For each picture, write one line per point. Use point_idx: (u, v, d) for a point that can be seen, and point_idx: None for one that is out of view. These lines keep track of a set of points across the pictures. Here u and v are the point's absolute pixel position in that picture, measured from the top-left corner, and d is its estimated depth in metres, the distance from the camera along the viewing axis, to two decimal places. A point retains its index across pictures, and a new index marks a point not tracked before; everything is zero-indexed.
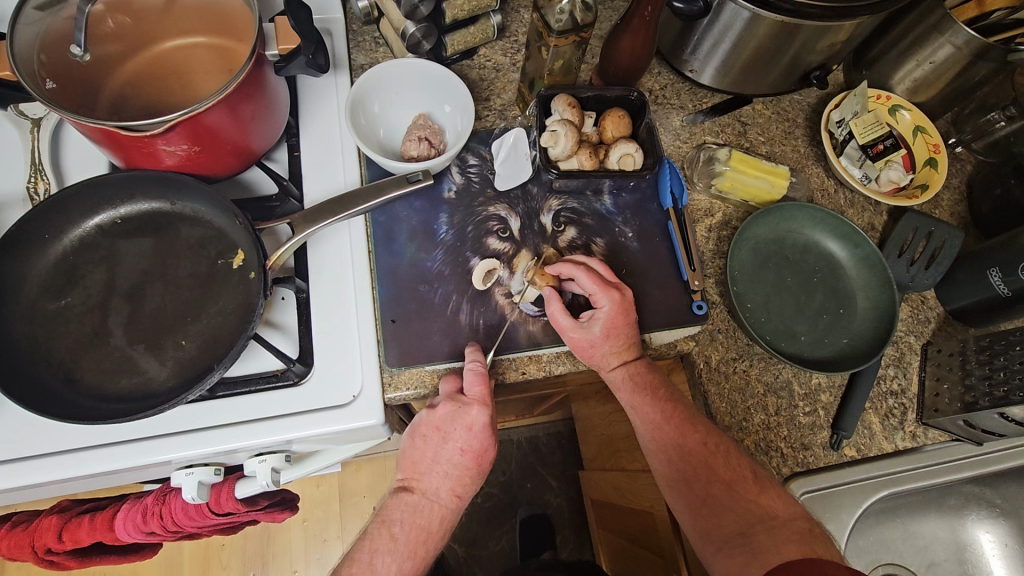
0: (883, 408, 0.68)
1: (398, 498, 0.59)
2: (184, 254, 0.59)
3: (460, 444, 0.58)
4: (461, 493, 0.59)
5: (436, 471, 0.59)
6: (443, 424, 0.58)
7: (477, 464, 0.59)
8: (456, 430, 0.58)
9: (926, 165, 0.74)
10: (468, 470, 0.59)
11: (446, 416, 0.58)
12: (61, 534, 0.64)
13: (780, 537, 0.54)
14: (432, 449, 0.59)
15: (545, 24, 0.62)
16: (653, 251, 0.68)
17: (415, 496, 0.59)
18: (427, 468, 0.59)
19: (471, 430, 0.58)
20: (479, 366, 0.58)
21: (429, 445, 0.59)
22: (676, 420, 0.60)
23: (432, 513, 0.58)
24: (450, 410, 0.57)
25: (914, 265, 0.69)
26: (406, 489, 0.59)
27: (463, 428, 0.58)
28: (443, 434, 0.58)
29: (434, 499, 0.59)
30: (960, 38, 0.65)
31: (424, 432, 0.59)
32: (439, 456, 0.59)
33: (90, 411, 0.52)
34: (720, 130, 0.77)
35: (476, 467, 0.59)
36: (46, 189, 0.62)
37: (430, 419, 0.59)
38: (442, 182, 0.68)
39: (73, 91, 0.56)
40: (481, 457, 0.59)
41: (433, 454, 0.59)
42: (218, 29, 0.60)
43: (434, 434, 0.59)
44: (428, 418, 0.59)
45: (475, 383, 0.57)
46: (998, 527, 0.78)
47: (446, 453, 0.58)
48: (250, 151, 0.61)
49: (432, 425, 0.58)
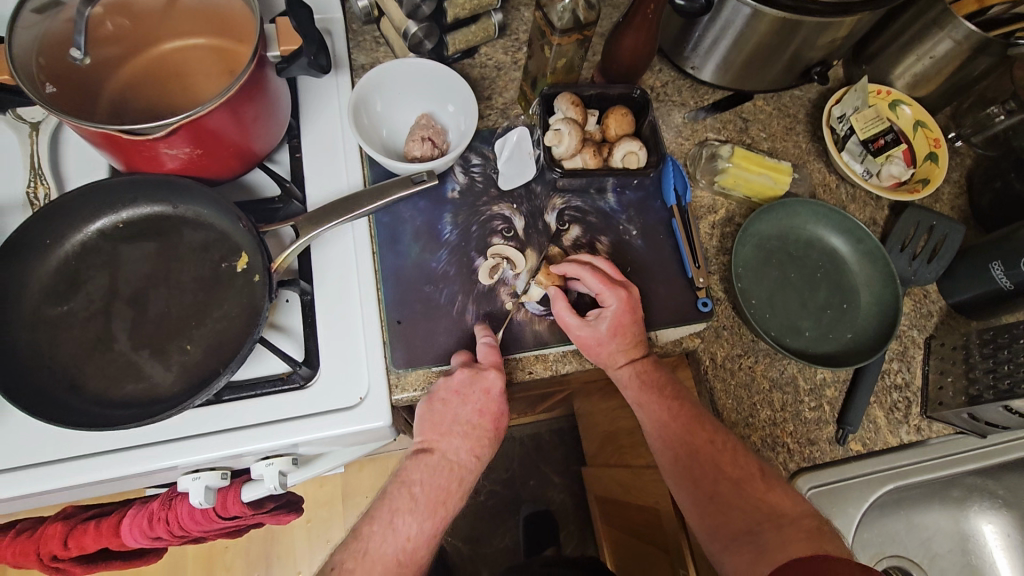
0: (887, 402, 0.68)
1: (417, 460, 0.58)
2: (188, 258, 0.59)
3: (479, 406, 0.58)
4: (481, 453, 0.59)
5: (455, 431, 0.58)
6: (461, 389, 0.58)
7: (495, 425, 0.59)
8: (474, 395, 0.58)
9: (927, 160, 0.74)
10: (485, 431, 0.59)
11: (463, 381, 0.58)
12: (66, 541, 0.64)
13: (788, 535, 0.54)
14: (451, 412, 0.58)
15: (548, 22, 0.62)
16: (656, 248, 0.68)
17: (435, 456, 0.58)
18: (447, 429, 0.58)
19: (488, 395, 0.58)
20: (491, 339, 0.60)
21: (448, 409, 0.58)
22: (683, 418, 0.60)
23: (452, 473, 0.58)
24: (468, 376, 0.58)
25: (916, 259, 0.70)
26: (425, 451, 0.58)
27: (481, 392, 0.58)
28: (462, 397, 0.58)
29: (454, 460, 0.58)
30: (959, 33, 0.66)
31: (443, 396, 0.58)
32: (458, 416, 0.58)
33: (96, 417, 0.52)
34: (722, 127, 0.77)
35: (495, 428, 0.59)
36: (46, 193, 0.61)
37: (449, 384, 0.58)
38: (446, 182, 0.68)
39: (73, 95, 0.55)
40: (498, 420, 0.59)
41: (452, 416, 0.58)
42: (218, 30, 0.60)
43: (453, 398, 0.58)
44: (447, 384, 0.58)
45: (490, 355, 0.59)
46: (1001, 518, 0.79)
47: (465, 416, 0.58)
48: (252, 153, 0.61)
49: (451, 390, 0.58)
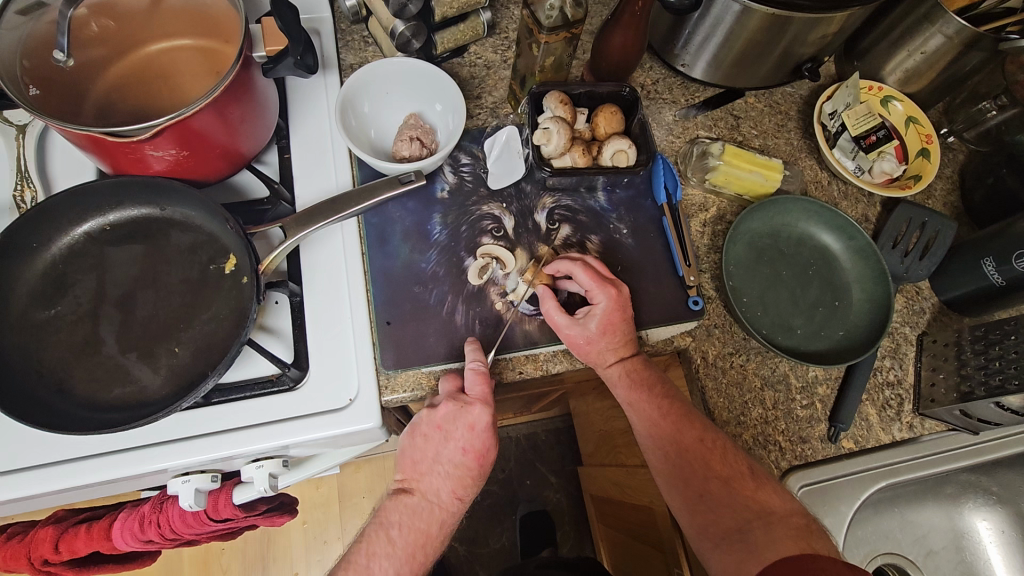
0: (880, 399, 0.68)
1: (397, 500, 0.59)
2: (175, 260, 0.58)
3: (462, 444, 0.58)
4: (462, 495, 0.59)
5: (436, 471, 0.58)
6: (444, 424, 0.58)
7: (478, 464, 0.59)
8: (457, 430, 0.57)
9: (919, 156, 0.74)
10: (469, 471, 0.58)
11: (447, 415, 0.57)
12: (58, 545, 0.64)
13: (778, 532, 0.53)
14: (433, 449, 0.58)
15: (536, 20, 0.62)
16: (648, 247, 0.68)
17: (414, 497, 0.58)
18: (427, 468, 0.59)
19: (472, 430, 0.57)
20: (480, 366, 0.58)
21: (430, 445, 0.58)
22: (673, 416, 0.60)
23: (431, 515, 0.58)
24: (452, 409, 0.57)
25: (908, 256, 0.70)
26: (406, 491, 0.59)
27: (464, 427, 0.57)
28: (444, 433, 0.58)
29: (434, 501, 0.58)
30: (950, 28, 0.65)
31: (426, 432, 0.58)
32: (440, 456, 0.58)
33: (83, 421, 0.51)
34: (713, 124, 0.77)
35: (478, 467, 0.59)
36: (33, 197, 0.61)
37: (432, 418, 0.58)
38: (435, 182, 0.68)
39: (58, 99, 0.55)
40: (482, 457, 0.59)
41: (433, 454, 0.58)
42: (204, 31, 0.59)
43: (435, 433, 0.58)
44: (429, 418, 0.58)
45: (477, 383, 0.57)
46: (995, 514, 0.79)
47: (447, 454, 0.58)
48: (239, 154, 0.60)
49: (433, 424, 0.58)
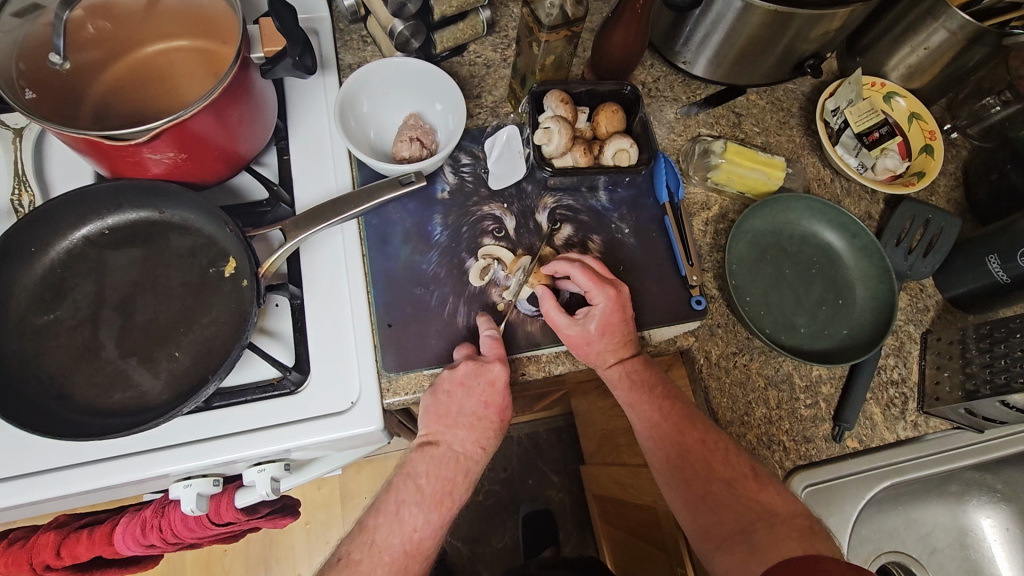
0: (884, 398, 0.68)
1: (422, 452, 0.58)
2: (174, 263, 0.58)
3: (484, 398, 0.57)
4: (486, 445, 0.59)
5: (461, 422, 0.57)
6: (467, 380, 0.57)
7: (499, 417, 0.59)
8: (480, 386, 0.57)
9: (922, 153, 0.73)
10: (491, 422, 0.58)
11: (469, 372, 0.57)
12: (59, 550, 0.63)
13: (780, 534, 0.53)
14: (456, 404, 0.57)
15: (536, 19, 0.61)
16: (650, 247, 0.68)
17: (440, 448, 0.57)
18: (453, 421, 0.57)
19: (493, 386, 0.58)
20: (494, 332, 0.59)
21: (453, 400, 0.57)
22: (674, 417, 0.60)
23: (457, 465, 0.57)
24: (473, 368, 0.57)
25: (912, 254, 0.69)
26: (430, 443, 0.58)
27: (486, 382, 0.57)
28: (467, 389, 0.57)
29: (460, 450, 0.58)
30: (954, 23, 0.65)
31: (448, 388, 0.57)
32: (464, 409, 0.57)
33: (84, 427, 0.51)
34: (715, 122, 0.76)
35: (499, 420, 0.59)
36: (31, 201, 0.60)
37: (453, 376, 0.57)
38: (435, 183, 0.67)
39: (54, 101, 0.54)
40: (503, 411, 0.59)
41: (457, 408, 0.57)
42: (202, 31, 0.59)
43: (457, 389, 0.57)
44: (451, 376, 0.57)
45: (494, 347, 0.59)
46: (999, 512, 0.79)
47: (470, 407, 0.57)
48: (239, 156, 0.60)
49: (456, 381, 0.57)
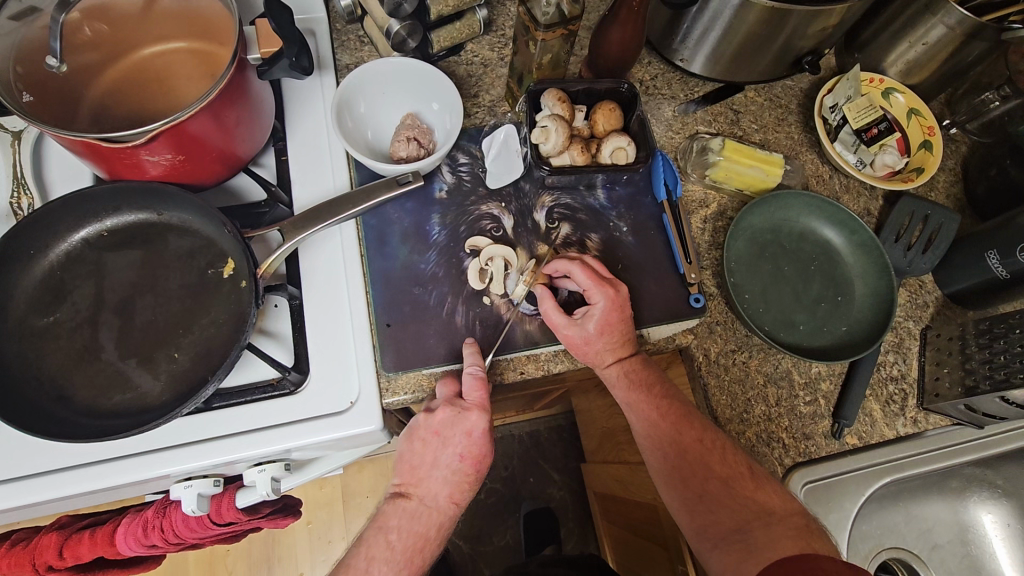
0: (883, 394, 0.68)
1: (395, 505, 0.59)
2: (174, 265, 0.58)
3: (459, 449, 0.58)
4: (459, 499, 0.59)
5: (434, 475, 0.58)
6: (442, 429, 0.57)
7: (474, 469, 0.59)
8: (455, 436, 0.57)
9: (920, 149, 0.73)
10: (466, 476, 0.59)
11: (446, 420, 0.57)
12: (62, 551, 0.64)
13: (778, 533, 0.53)
14: (430, 454, 0.58)
15: (532, 18, 0.61)
16: (648, 245, 0.68)
17: (413, 501, 0.58)
18: (425, 473, 0.58)
19: (470, 436, 0.58)
20: (478, 370, 0.58)
21: (429, 449, 0.58)
22: (672, 416, 0.60)
23: (429, 520, 0.58)
24: (450, 415, 0.57)
25: (911, 250, 0.69)
26: (403, 495, 0.59)
27: (462, 433, 0.57)
28: (442, 439, 0.58)
29: (431, 505, 0.58)
30: (952, 19, 0.64)
31: (424, 437, 0.58)
32: (438, 461, 0.58)
33: (84, 429, 0.51)
34: (713, 119, 0.76)
35: (475, 473, 0.59)
36: (30, 204, 0.61)
37: (430, 424, 0.58)
38: (433, 182, 0.67)
39: (52, 104, 0.54)
40: (480, 462, 0.59)
41: (431, 459, 0.58)
42: (199, 33, 0.59)
43: (433, 438, 0.58)
44: (427, 423, 0.58)
45: (476, 389, 0.57)
46: (1000, 508, 0.79)
47: (445, 458, 0.58)
48: (236, 157, 0.60)
49: (431, 429, 0.58)
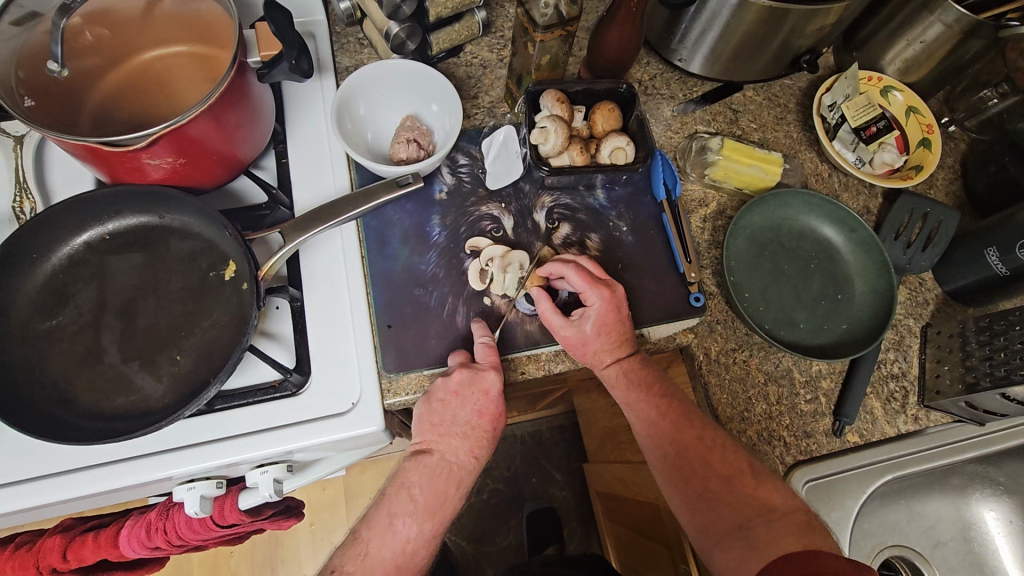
0: (884, 392, 0.68)
1: (416, 461, 0.58)
2: (175, 268, 0.58)
3: (478, 407, 0.58)
4: (479, 453, 0.59)
5: (454, 431, 0.58)
6: (460, 390, 0.57)
7: (491, 427, 0.59)
8: (473, 395, 0.57)
9: (920, 147, 0.73)
10: (484, 432, 0.59)
11: (462, 382, 0.57)
12: (65, 554, 0.63)
13: (779, 530, 0.53)
14: (450, 412, 0.58)
15: (530, 19, 0.61)
16: (648, 244, 0.68)
17: (434, 457, 0.58)
18: (446, 429, 0.58)
19: (487, 395, 0.58)
20: (489, 340, 0.59)
21: (449, 408, 0.58)
22: (671, 415, 0.60)
23: (450, 476, 0.58)
24: (467, 377, 0.57)
25: (911, 247, 0.69)
26: (424, 452, 0.58)
27: (479, 392, 0.57)
28: (461, 398, 0.57)
29: (452, 460, 0.58)
30: (949, 16, 0.64)
31: (442, 397, 0.58)
32: (458, 417, 0.58)
33: (86, 431, 0.52)
34: (712, 119, 0.76)
35: (493, 429, 0.59)
36: (32, 208, 0.61)
37: (446, 385, 0.58)
38: (433, 183, 0.67)
39: (54, 108, 0.54)
40: (496, 420, 0.59)
41: (452, 416, 0.58)
42: (199, 37, 0.59)
43: (452, 399, 0.58)
44: (445, 385, 0.58)
45: (489, 355, 0.59)
46: (1003, 505, 0.79)
47: (464, 416, 0.58)
48: (237, 160, 0.60)
49: (451, 390, 0.57)
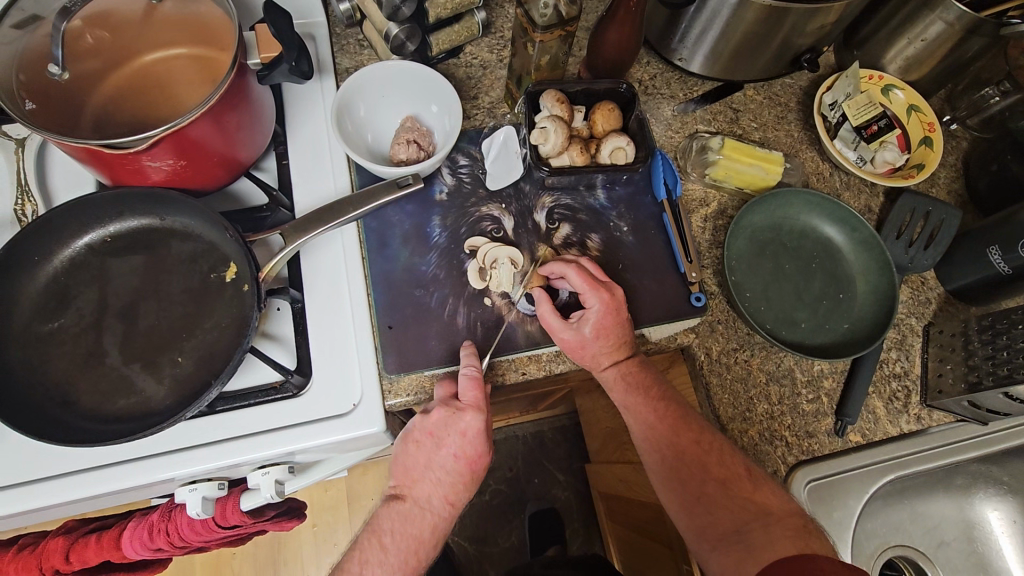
0: (887, 391, 0.68)
1: (390, 507, 0.59)
2: (176, 270, 0.59)
3: (455, 449, 0.58)
4: (454, 499, 0.59)
5: (427, 477, 0.58)
6: (436, 430, 0.58)
7: (469, 471, 0.59)
8: (450, 437, 0.57)
9: (921, 145, 0.73)
10: (461, 478, 0.59)
11: (440, 422, 0.57)
12: (67, 556, 0.64)
13: (776, 534, 0.53)
14: (424, 456, 0.58)
15: (530, 20, 0.61)
16: (648, 244, 0.68)
17: (407, 503, 0.58)
18: (419, 474, 0.59)
19: (465, 436, 0.57)
20: (474, 371, 0.58)
21: (422, 451, 0.58)
22: (669, 419, 0.60)
23: (425, 522, 0.58)
24: (445, 415, 0.57)
25: (912, 246, 0.69)
26: (398, 497, 0.59)
27: (456, 433, 0.57)
28: (437, 439, 0.58)
29: (426, 506, 0.58)
30: (951, 14, 0.64)
31: (419, 436, 0.58)
32: (432, 462, 0.58)
33: (88, 434, 0.52)
34: (713, 118, 0.76)
35: (471, 474, 0.59)
36: (34, 210, 0.61)
37: (424, 425, 0.58)
38: (433, 184, 0.67)
39: (55, 111, 0.55)
40: (475, 463, 0.59)
41: (425, 461, 0.58)
42: (198, 39, 0.59)
43: (428, 440, 0.58)
44: (422, 423, 0.58)
45: (471, 389, 0.57)
46: (1006, 504, 0.78)
47: (440, 460, 0.58)
48: (237, 162, 0.60)
49: (426, 430, 0.58)
